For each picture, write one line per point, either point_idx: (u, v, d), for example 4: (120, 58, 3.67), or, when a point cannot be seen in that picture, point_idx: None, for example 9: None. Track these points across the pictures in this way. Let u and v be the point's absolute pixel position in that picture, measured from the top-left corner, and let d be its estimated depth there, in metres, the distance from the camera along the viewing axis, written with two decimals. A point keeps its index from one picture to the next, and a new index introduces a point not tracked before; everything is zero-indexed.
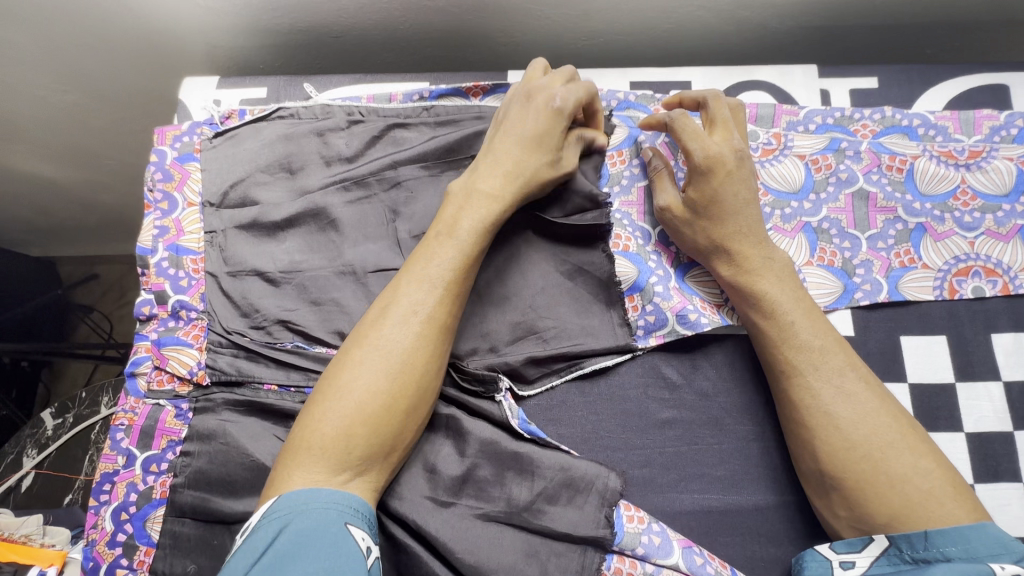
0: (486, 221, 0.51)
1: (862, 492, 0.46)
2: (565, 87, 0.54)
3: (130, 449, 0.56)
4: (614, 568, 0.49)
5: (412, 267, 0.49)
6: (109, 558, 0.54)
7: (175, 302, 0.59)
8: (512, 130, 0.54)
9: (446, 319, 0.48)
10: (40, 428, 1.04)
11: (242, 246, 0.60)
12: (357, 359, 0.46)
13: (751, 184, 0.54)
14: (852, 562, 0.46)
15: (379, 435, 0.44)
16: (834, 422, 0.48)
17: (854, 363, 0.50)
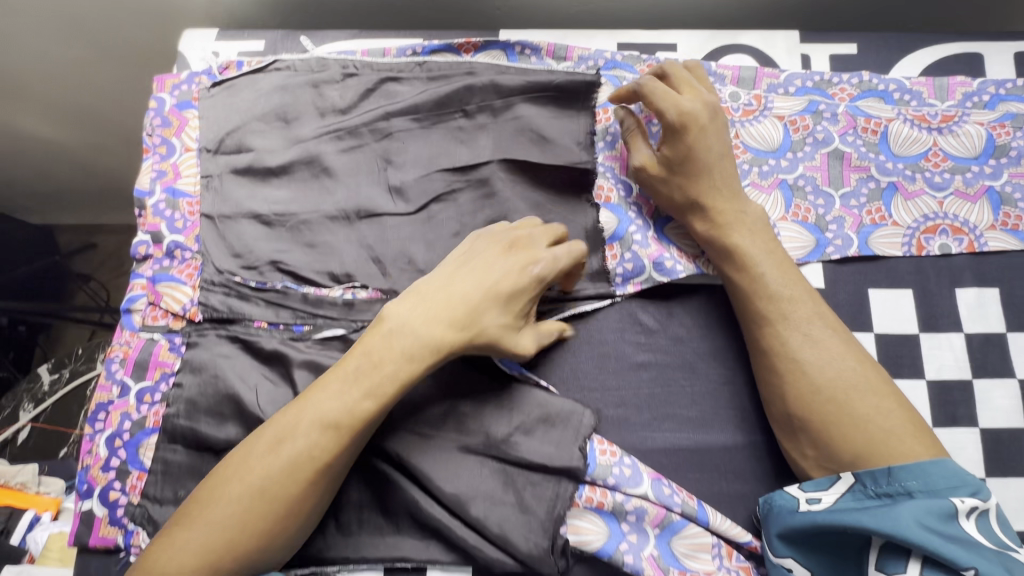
0: (410, 379, 0.48)
1: (826, 432, 0.49)
2: (553, 255, 0.53)
3: (125, 379, 0.58)
4: (586, 497, 0.51)
5: (318, 402, 0.47)
6: (103, 482, 0.56)
7: (170, 242, 0.61)
8: (473, 278, 0.51)
9: (336, 469, 0.47)
10: (35, 384, 1.08)
11: (237, 190, 0.62)
12: (238, 485, 0.45)
13: (721, 137, 0.56)
14: (818, 499, 0.48)
15: (247, 559, 0.45)
16: (801, 368, 0.50)
17: (821, 311, 0.52)
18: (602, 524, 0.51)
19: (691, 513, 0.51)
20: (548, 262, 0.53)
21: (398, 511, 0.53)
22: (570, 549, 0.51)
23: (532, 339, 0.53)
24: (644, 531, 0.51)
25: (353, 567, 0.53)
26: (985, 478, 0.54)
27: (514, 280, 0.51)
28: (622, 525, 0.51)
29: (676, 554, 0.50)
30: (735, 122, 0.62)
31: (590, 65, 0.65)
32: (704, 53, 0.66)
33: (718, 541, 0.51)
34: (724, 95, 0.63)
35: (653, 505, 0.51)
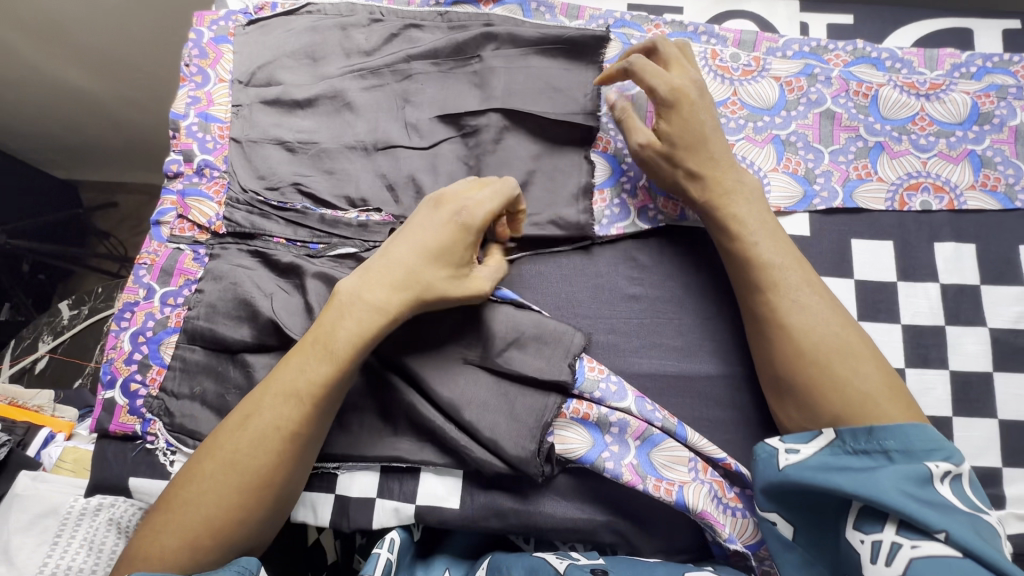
0: (366, 341, 0.50)
1: (814, 393, 0.51)
2: (479, 200, 0.53)
3: (151, 283, 0.63)
4: (572, 408, 0.55)
5: (279, 380, 0.50)
6: (125, 373, 0.60)
7: (201, 161, 0.66)
8: (410, 241, 0.52)
9: (306, 436, 0.50)
10: (55, 318, 1.12)
11: (265, 118, 0.67)
12: (212, 468, 0.49)
13: (710, 112, 0.59)
14: (796, 450, 0.50)
15: (228, 538, 0.48)
16: (788, 331, 0.53)
17: (815, 282, 0.55)
18: (586, 434, 0.55)
19: (670, 428, 0.54)
20: (472, 202, 0.52)
21: (397, 415, 0.57)
22: (555, 456, 0.54)
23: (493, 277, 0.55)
24: (625, 442, 0.54)
25: (353, 463, 0.57)
26: (952, 416, 0.57)
27: (444, 230, 0.51)
28: (605, 437, 0.55)
29: (654, 465, 0.53)
30: (734, 80, 0.66)
31: (601, 23, 0.70)
32: (708, 17, 0.71)
33: (694, 457, 0.54)
34: (725, 55, 0.67)
35: (635, 419, 0.55)
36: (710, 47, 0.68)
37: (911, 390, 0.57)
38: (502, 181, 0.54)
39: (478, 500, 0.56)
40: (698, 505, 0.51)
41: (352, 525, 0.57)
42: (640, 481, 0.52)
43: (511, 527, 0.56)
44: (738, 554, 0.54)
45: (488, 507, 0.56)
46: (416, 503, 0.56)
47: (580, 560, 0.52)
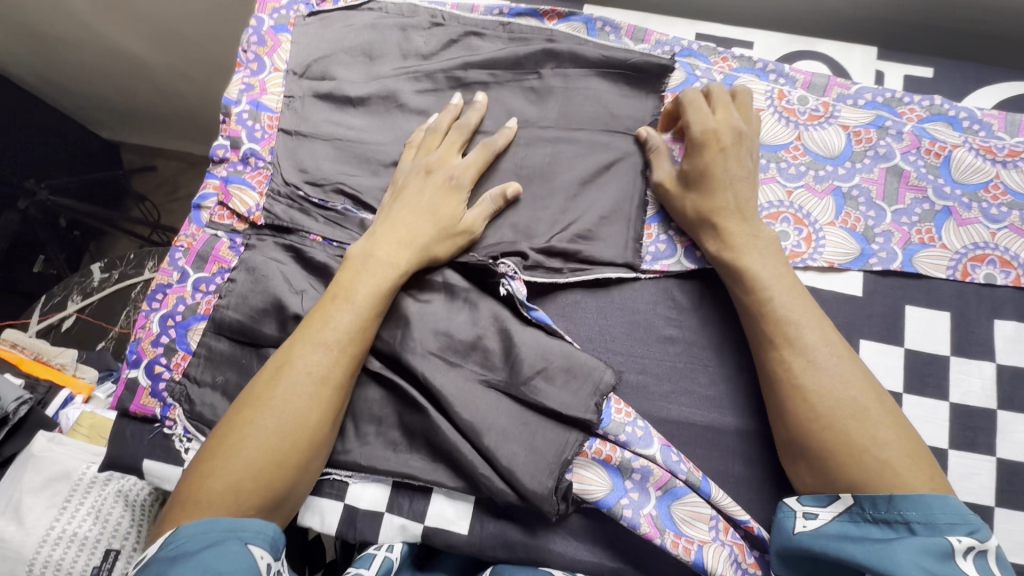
0: (385, 289, 0.55)
1: (820, 462, 0.49)
2: (459, 166, 0.60)
3: (186, 267, 0.63)
4: (594, 449, 0.53)
5: (309, 332, 0.52)
6: (151, 355, 0.60)
7: (247, 149, 0.65)
8: (410, 204, 0.58)
9: (339, 381, 0.52)
10: (87, 279, 1.14)
11: (316, 113, 0.66)
12: (250, 417, 0.49)
13: (742, 163, 0.58)
14: (815, 515, 0.48)
15: (271, 485, 0.47)
16: (803, 394, 0.50)
17: (835, 339, 0.52)
18: (606, 479, 0.53)
19: (694, 482, 0.52)
20: (456, 167, 0.60)
21: (415, 431, 0.56)
22: (572, 495, 0.52)
23: (483, 216, 0.59)
24: (646, 491, 0.53)
25: (366, 474, 0.56)
26: (995, 507, 0.54)
27: (435, 194, 0.58)
28: (625, 483, 0.53)
29: (673, 519, 0.52)
30: (799, 124, 0.64)
31: (666, 49, 0.67)
32: (780, 55, 0.68)
33: (715, 514, 0.52)
34: (793, 97, 0.65)
35: (659, 468, 0.53)
36: (778, 87, 0.65)
37: (953, 474, 0.54)
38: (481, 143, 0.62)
39: (487, 528, 0.55)
40: (716, 569, 0.49)
41: (357, 538, 0.56)
42: (658, 534, 0.51)
43: (518, 561, 0.54)
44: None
45: (497, 537, 0.54)
46: (424, 523, 0.55)
47: None
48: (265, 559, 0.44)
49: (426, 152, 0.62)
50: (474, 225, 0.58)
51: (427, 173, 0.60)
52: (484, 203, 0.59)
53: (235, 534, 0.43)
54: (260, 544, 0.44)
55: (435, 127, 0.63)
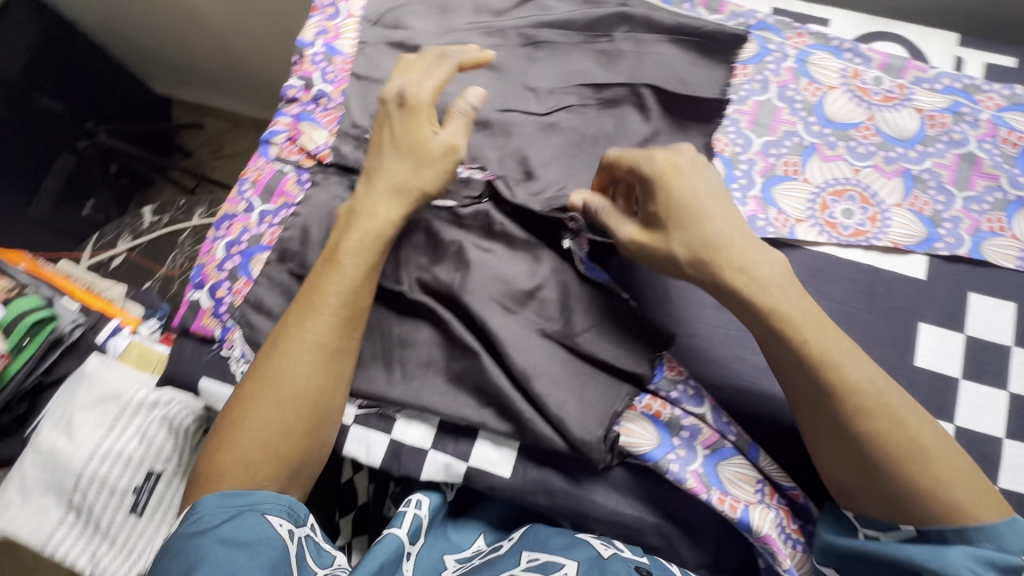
0: (372, 253, 0.55)
1: (881, 502, 0.46)
2: (416, 82, 0.56)
3: (253, 199, 0.65)
4: (644, 404, 0.54)
5: (300, 307, 0.54)
6: (215, 279, 0.62)
7: (318, 89, 0.67)
8: (382, 146, 0.57)
9: (334, 349, 0.53)
10: (138, 221, 1.18)
11: (387, 59, 0.67)
12: (257, 395, 0.52)
13: (705, 179, 0.51)
14: (875, 537, 0.48)
15: (281, 456, 0.52)
16: (869, 444, 0.45)
17: (872, 367, 0.47)
18: (654, 434, 0.53)
19: (742, 446, 0.52)
20: (414, 85, 0.56)
21: (464, 374, 0.56)
22: (618, 447, 0.53)
23: (459, 130, 0.55)
24: (693, 448, 0.53)
25: (414, 411, 0.57)
26: None
27: (404, 126, 0.56)
28: (673, 440, 0.53)
29: (718, 478, 0.52)
30: (871, 104, 0.63)
31: (740, 21, 0.67)
32: (856, 35, 0.67)
33: (760, 478, 0.52)
34: (866, 77, 0.64)
35: (708, 428, 0.53)
36: (852, 66, 0.65)
37: (1008, 463, 0.53)
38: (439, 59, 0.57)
39: (530, 474, 0.55)
40: (763, 529, 0.49)
41: (401, 471, 0.57)
42: (704, 490, 0.51)
43: (558, 507, 0.55)
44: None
45: (539, 483, 0.55)
46: (468, 463, 0.56)
47: (625, 552, 0.53)
48: (284, 526, 0.50)
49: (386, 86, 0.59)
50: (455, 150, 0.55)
51: (393, 103, 0.57)
52: (456, 118, 0.55)
53: (249, 508, 0.49)
54: (277, 513, 0.50)
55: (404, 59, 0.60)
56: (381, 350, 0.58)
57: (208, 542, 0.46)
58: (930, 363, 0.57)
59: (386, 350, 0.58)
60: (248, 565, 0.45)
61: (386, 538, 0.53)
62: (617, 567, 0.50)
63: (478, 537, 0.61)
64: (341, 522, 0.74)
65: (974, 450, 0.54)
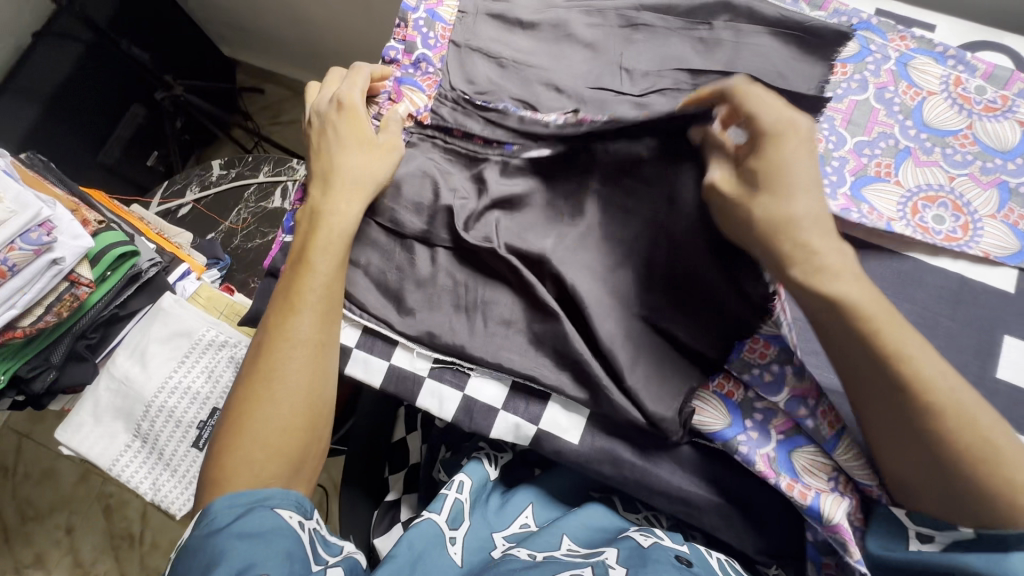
0: (343, 247, 0.59)
1: (942, 501, 0.45)
2: (346, 87, 0.64)
3: None
4: (716, 384, 0.55)
5: (279, 313, 0.56)
6: None
7: (420, 54, 0.68)
8: (335, 146, 0.62)
9: (321, 341, 0.56)
10: (206, 173, 1.21)
11: (487, 29, 0.69)
12: (255, 403, 0.54)
13: (816, 166, 0.48)
14: (929, 537, 0.47)
15: (287, 450, 0.54)
16: (947, 440, 0.43)
17: (949, 365, 0.45)
18: (725, 414, 0.54)
19: (816, 436, 0.52)
20: (343, 90, 0.64)
21: (542, 338, 0.58)
22: (689, 425, 0.54)
23: (394, 126, 0.64)
24: (766, 432, 0.54)
25: (487, 369, 0.59)
26: None
27: (345, 125, 0.63)
28: (745, 421, 0.54)
29: (789, 463, 0.53)
30: (972, 113, 0.62)
31: (842, 20, 0.67)
32: (959, 43, 0.67)
33: (836, 469, 0.52)
34: (970, 85, 0.63)
35: (783, 415, 0.54)
36: (955, 73, 0.64)
37: None
38: (356, 69, 0.66)
39: (597, 443, 0.57)
40: (835, 517, 0.50)
41: (471, 428, 0.59)
42: (773, 475, 0.52)
43: (622, 478, 0.56)
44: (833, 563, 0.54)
45: (605, 452, 0.56)
46: (538, 426, 0.58)
47: (666, 542, 0.56)
48: (294, 517, 0.50)
49: (310, 102, 0.67)
50: (381, 138, 0.63)
51: (332, 110, 0.64)
52: (389, 121, 0.64)
53: (259, 503, 0.50)
54: (286, 506, 0.51)
55: (333, 77, 0.68)
56: (463, 307, 0.60)
57: (225, 538, 0.46)
58: (1013, 376, 0.56)
59: (467, 309, 0.60)
60: (266, 554, 0.46)
61: (427, 522, 0.56)
62: (658, 557, 0.52)
63: (528, 507, 0.64)
64: (389, 478, 0.78)
65: None
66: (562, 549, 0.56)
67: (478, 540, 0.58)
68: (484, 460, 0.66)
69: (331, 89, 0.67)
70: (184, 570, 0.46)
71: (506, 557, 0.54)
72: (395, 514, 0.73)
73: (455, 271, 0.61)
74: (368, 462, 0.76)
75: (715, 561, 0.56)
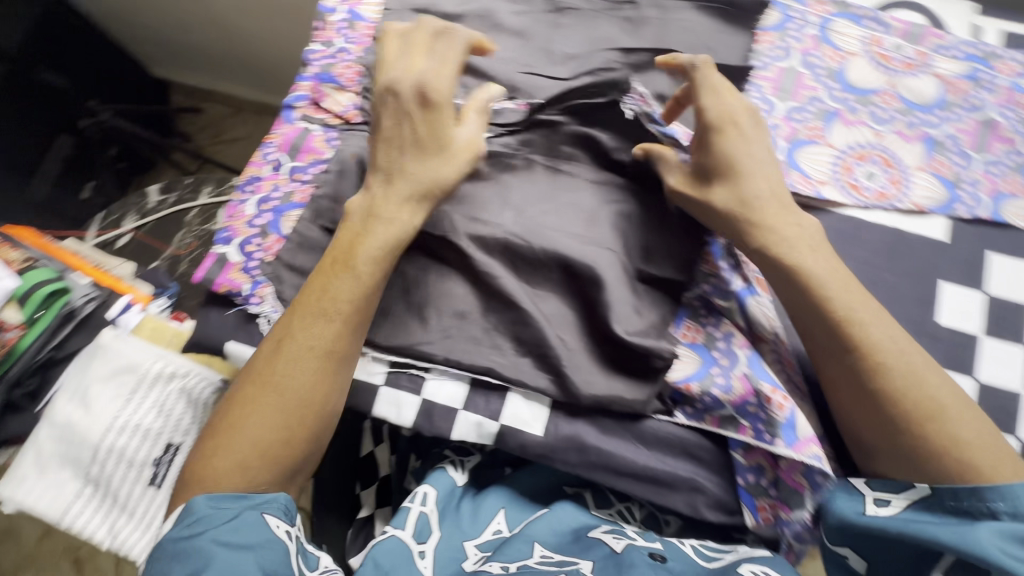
0: (386, 256, 0.54)
1: (899, 462, 0.48)
2: (433, 73, 0.56)
3: (280, 158, 0.65)
4: (682, 333, 0.56)
5: (311, 304, 0.53)
6: (244, 235, 0.62)
7: (340, 47, 0.68)
8: (401, 137, 0.56)
9: (343, 352, 0.53)
10: (143, 200, 1.16)
11: (414, 24, 0.68)
12: (260, 398, 0.52)
13: (761, 142, 0.55)
14: (886, 501, 0.49)
15: (281, 459, 0.51)
16: (886, 394, 0.48)
17: (894, 334, 0.50)
18: (694, 356, 0.55)
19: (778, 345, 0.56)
20: (436, 80, 0.56)
21: (499, 330, 0.57)
22: (664, 376, 0.55)
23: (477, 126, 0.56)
24: (733, 354, 0.55)
25: (444, 369, 0.57)
26: None
27: (420, 121, 0.55)
28: (713, 354, 0.55)
29: (765, 372, 0.53)
30: (893, 70, 0.64)
31: None
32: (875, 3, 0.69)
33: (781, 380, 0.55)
34: (888, 44, 0.65)
35: (739, 332, 0.56)
36: (872, 33, 0.66)
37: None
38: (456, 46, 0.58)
39: (561, 430, 0.56)
40: (807, 428, 0.51)
41: (433, 432, 0.57)
42: (752, 392, 0.53)
43: (588, 465, 0.56)
44: (767, 507, 0.54)
45: (570, 440, 0.56)
46: (500, 422, 0.56)
47: (638, 541, 0.56)
48: (282, 526, 0.49)
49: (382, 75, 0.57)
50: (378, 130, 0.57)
51: (413, 100, 0.56)
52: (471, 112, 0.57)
53: (248, 508, 0.49)
54: (275, 513, 0.49)
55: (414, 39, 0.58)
56: (414, 308, 0.58)
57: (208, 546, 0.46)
58: (950, 321, 0.58)
59: (419, 309, 0.58)
60: (252, 570, 0.45)
61: (387, 539, 0.56)
62: (632, 559, 0.52)
63: (499, 512, 0.63)
64: (361, 494, 0.74)
65: (997, 406, 0.55)
66: (534, 557, 0.54)
67: (449, 551, 0.57)
68: (448, 467, 0.66)
69: (406, 69, 0.57)
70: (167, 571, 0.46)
71: (478, 573, 0.52)
72: (370, 529, 0.71)
73: (404, 270, 0.59)
74: (337, 478, 0.74)
75: (689, 549, 0.56)
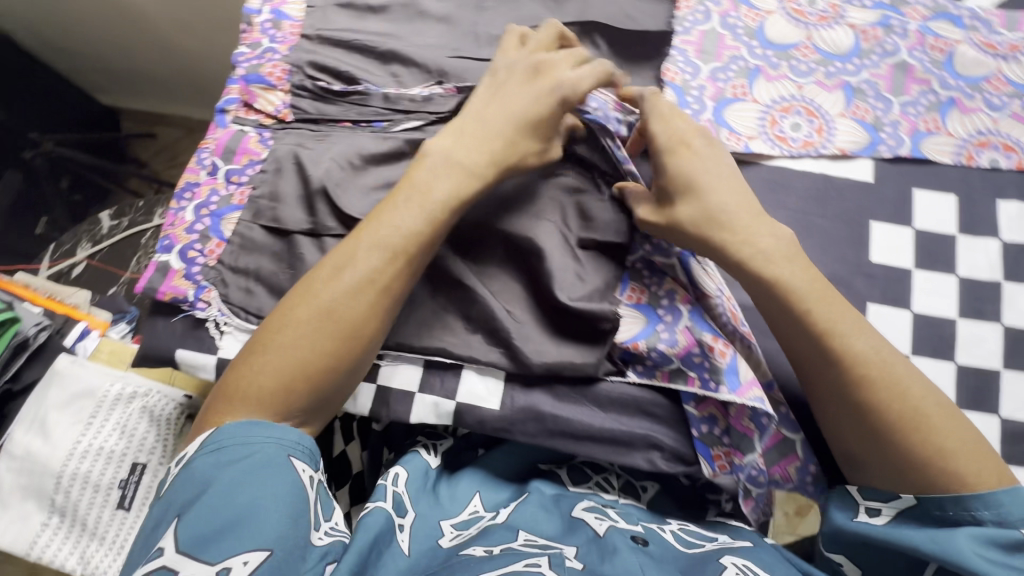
0: (455, 198, 0.52)
1: (885, 472, 0.49)
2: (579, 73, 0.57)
3: (215, 161, 0.65)
4: (626, 295, 0.57)
5: (373, 230, 0.51)
6: (184, 241, 0.61)
7: (266, 47, 0.68)
8: (505, 112, 0.55)
9: (397, 287, 0.51)
10: (95, 227, 1.14)
11: (339, 19, 0.68)
12: (305, 319, 0.49)
13: (714, 158, 0.55)
14: (877, 509, 0.50)
15: (318, 391, 0.49)
16: (870, 403, 0.48)
17: (875, 342, 0.50)
18: (640, 315, 0.56)
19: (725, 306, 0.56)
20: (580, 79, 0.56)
21: (448, 308, 0.57)
22: (611, 336, 0.55)
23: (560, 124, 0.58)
24: (677, 310, 0.56)
25: (397, 354, 0.57)
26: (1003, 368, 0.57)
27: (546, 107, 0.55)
28: (657, 312, 0.56)
29: (705, 323, 0.55)
30: (808, 24, 0.66)
31: None
32: None
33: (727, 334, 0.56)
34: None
35: (682, 288, 0.57)
36: None
37: (958, 336, 0.57)
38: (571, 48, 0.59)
39: (517, 402, 0.56)
40: (747, 374, 0.53)
41: (392, 417, 0.57)
42: (695, 342, 0.54)
43: (548, 433, 0.56)
44: (722, 455, 0.55)
45: (527, 410, 0.56)
46: (456, 399, 0.57)
47: (620, 523, 0.55)
48: (306, 471, 0.47)
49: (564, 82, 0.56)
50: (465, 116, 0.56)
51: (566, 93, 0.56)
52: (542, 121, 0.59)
53: (275, 443, 0.46)
54: (301, 457, 0.47)
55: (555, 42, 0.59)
56: None
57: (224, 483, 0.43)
58: (883, 258, 0.60)
59: None
60: (274, 514, 0.42)
61: (371, 516, 0.52)
62: (615, 541, 0.51)
63: (475, 494, 0.61)
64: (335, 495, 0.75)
65: (931, 334, 0.58)
66: (518, 538, 0.51)
67: (426, 528, 0.55)
68: (422, 450, 0.65)
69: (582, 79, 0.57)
70: (179, 499, 0.43)
71: (460, 554, 0.48)
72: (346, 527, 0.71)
73: None
74: None
75: (670, 536, 0.56)
